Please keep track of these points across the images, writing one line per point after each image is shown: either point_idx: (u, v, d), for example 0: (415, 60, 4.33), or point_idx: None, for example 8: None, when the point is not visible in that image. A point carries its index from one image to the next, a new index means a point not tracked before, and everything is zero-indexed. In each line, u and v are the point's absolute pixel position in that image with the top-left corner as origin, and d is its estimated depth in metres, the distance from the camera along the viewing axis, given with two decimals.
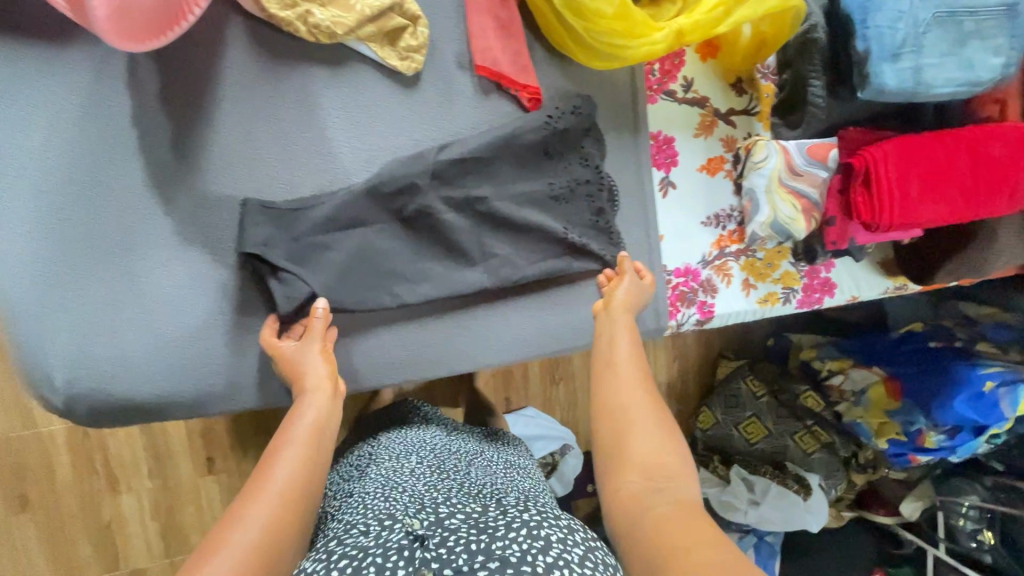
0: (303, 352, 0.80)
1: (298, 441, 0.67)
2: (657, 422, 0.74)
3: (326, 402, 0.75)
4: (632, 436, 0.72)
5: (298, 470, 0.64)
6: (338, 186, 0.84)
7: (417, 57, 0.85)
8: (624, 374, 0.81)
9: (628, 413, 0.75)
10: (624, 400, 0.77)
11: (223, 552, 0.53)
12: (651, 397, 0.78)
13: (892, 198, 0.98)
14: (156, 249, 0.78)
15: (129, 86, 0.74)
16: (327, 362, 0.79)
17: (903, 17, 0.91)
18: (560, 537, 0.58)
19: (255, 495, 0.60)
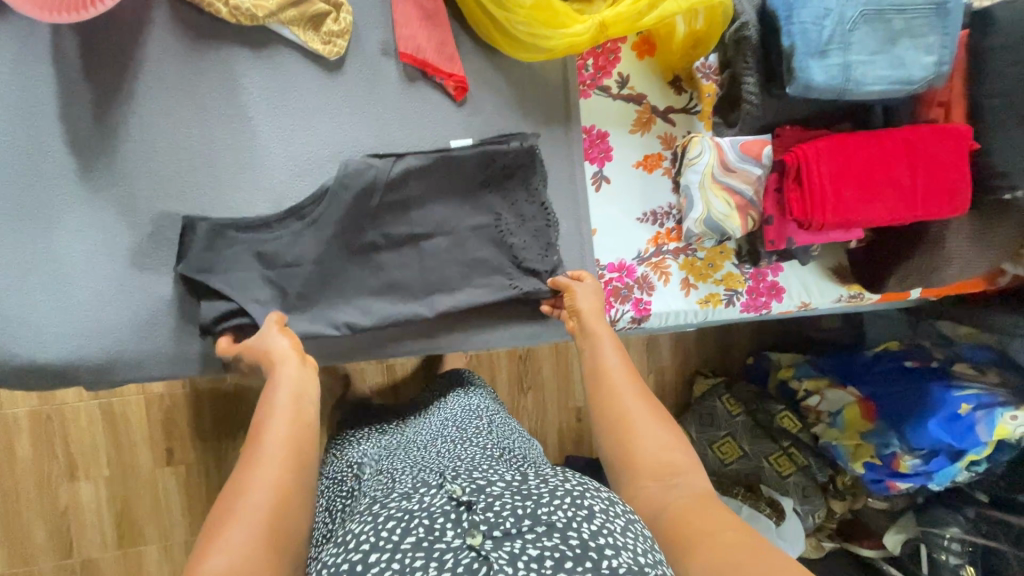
0: (271, 339, 0.77)
1: (289, 431, 0.63)
2: (656, 418, 0.72)
3: (301, 378, 0.70)
4: (637, 437, 0.70)
5: (279, 478, 0.58)
6: (257, 163, 0.87)
7: (339, 42, 0.87)
8: (615, 381, 0.77)
9: (627, 416, 0.72)
10: (625, 400, 0.74)
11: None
12: (649, 396, 0.75)
13: (822, 197, 0.96)
14: (68, 213, 0.80)
15: (52, 57, 0.77)
16: (289, 338, 0.77)
17: (828, 14, 0.92)
18: (603, 506, 0.58)
19: (230, 517, 0.55)
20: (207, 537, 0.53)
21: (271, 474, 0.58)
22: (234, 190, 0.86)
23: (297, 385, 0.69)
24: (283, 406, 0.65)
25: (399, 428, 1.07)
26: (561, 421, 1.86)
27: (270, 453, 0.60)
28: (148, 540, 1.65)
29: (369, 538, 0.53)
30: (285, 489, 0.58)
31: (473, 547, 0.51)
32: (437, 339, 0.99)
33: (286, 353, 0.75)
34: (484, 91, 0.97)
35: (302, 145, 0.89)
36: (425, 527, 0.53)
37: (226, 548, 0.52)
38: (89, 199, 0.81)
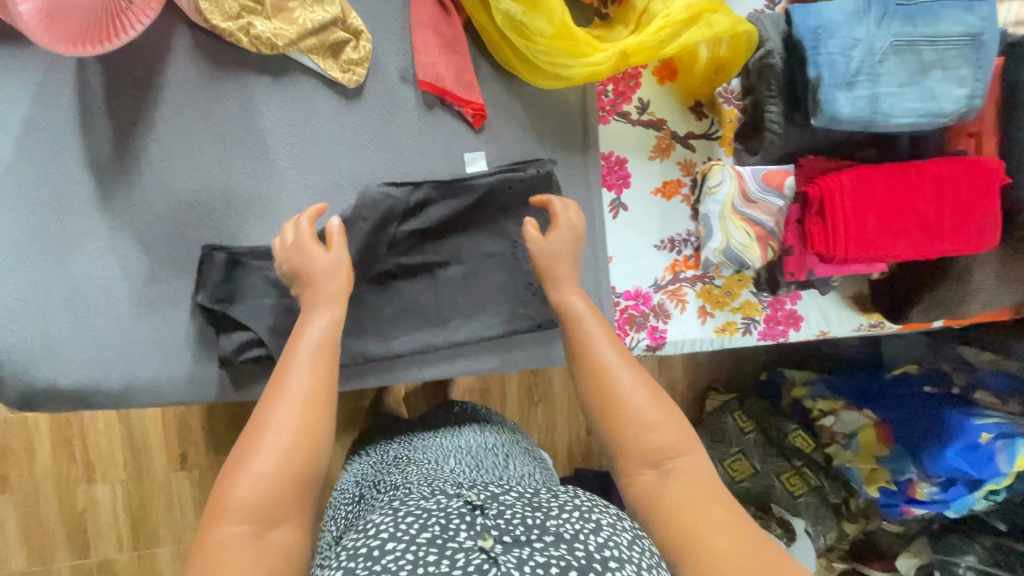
0: (316, 258, 0.76)
1: (313, 377, 0.65)
2: (649, 393, 0.68)
3: (332, 326, 0.72)
4: (627, 418, 0.66)
5: (300, 419, 0.62)
6: (275, 191, 0.87)
7: (358, 70, 0.87)
8: (602, 359, 0.71)
9: (615, 389, 0.68)
10: (611, 377, 0.69)
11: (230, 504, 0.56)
12: (639, 367, 0.71)
13: (846, 230, 0.94)
14: (90, 242, 0.80)
15: (76, 88, 0.78)
16: (342, 270, 0.77)
17: (857, 45, 0.89)
18: (610, 522, 0.58)
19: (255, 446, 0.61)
20: (234, 463, 0.59)
21: (292, 417, 0.62)
22: (250, 219, 0.86)
23: (330, 328, 0.71)
24: (311, 347, 0.68)
25: (409, 441, 1.06)
26: (571, 434, 1.85)
27: (293, 396, 0.63)
28: (162, 542, 1.68)
29: (388, 529, 0.54)
30: (304, 431, 0.62)
31: (484, 549, 0.51)
32: (449, 366, 0.98)
33: (334, 293, 0.74)
34: (502, 118, 0.96)
35: (319, 173, 0.89)
36: (440, 526, 0.53)
37: (251, 478, 0.58)
38: (109, 227, 0.81)
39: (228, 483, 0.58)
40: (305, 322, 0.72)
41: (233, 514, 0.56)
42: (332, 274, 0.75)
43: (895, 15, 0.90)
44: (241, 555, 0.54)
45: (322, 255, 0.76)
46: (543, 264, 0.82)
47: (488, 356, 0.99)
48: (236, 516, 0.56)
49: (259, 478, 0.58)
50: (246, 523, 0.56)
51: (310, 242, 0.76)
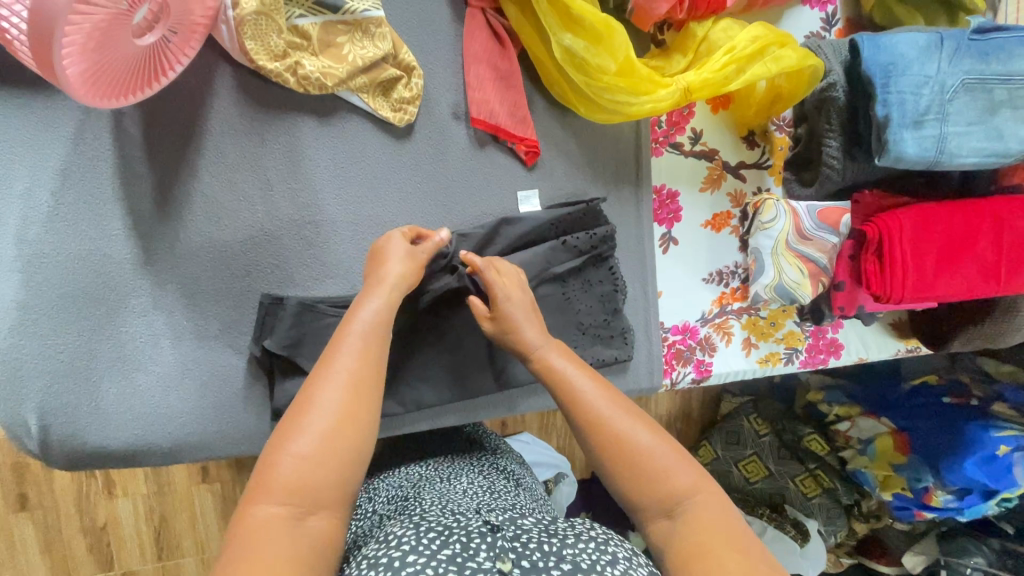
0: (392, 244, 0.74)
1: (361, 359, 0.60)
2: (652, 436, 0.61)
3: (386, 306, 0.67)
4: (634, 466, 0.59)
5: (347, 401, 0.57)
6: (324, 238, 0.82)
7: (410, 109, 0.82)
8: (593, 407, 0.63)
9: (617, 436, 0.60)
10: (608, 418, 0.61)
11: (264, 489, 0.52)
12: (635, 408, 0.63)
13: (905, 273, 0.92)
14: (136, 298, 0.76)
15: (114, 136, 0.73)
16: (407, 265, 0.72)
17: (928, 83, 0.86)
18: (626, 555, 0.58)
19: (297, 420, 0.55)
20: (275, 443, 0.54)
21: (338, 398, 0.57)
22: (299, 268, 0.82)
23: (384, 310, 0.66)
24: (365, 328, 0.63)
25: (422, 462, 0.94)
26: None
27: (341, 375, 0.58)
28: (186, 553, 1.65)
29: (409, 541, 0.53)
30: (351, 416, 0.56)
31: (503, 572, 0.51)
32: (498, 408, 0.96)
33: (392, 281, 0.69)
34: (554, 153, 0.92)
35: (369, 218, 0.84)
36: (461, 544, 0.53)
37: (291, 456, 0.53)
38: (153, 282, 0.77)
39: (268, 465, 0.53)
40: (357, 304, 0.66)
41: (276, 495, 0.52)
42: (391, 267, 0.70)
43: (967, 51, 0.87)
44: (279, 539, 0.50)
45: (402, 246, 0.74)
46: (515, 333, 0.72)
47: (539, 394, 0.98)
48: (278, 495, 0.52)
49: (305, 460, 0.53)
50: (289, 504, 0.52)
51: (401, 246, 0.73)
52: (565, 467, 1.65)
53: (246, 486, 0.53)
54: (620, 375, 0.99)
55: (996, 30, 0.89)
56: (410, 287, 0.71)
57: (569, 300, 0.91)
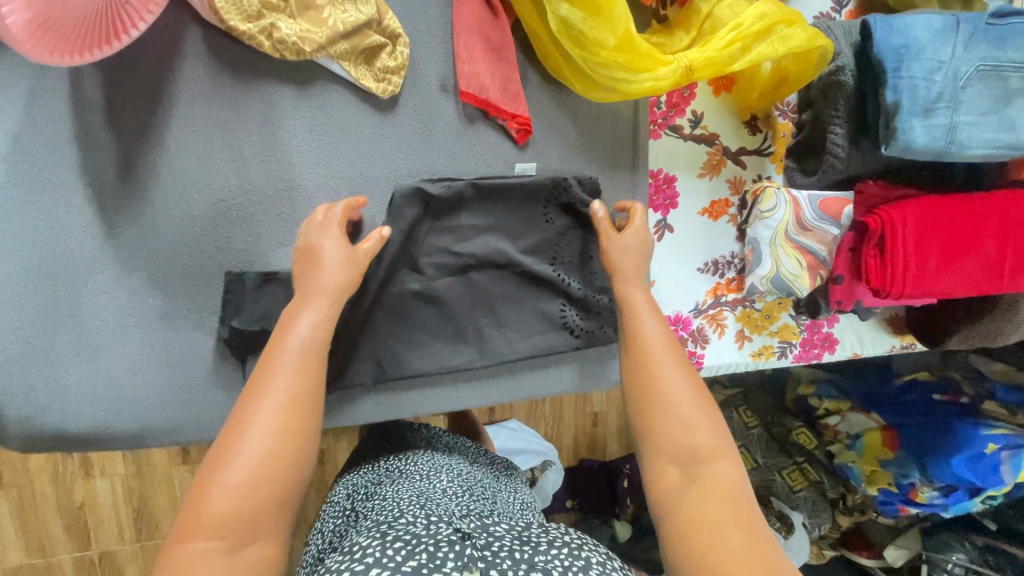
0: (328, 248, 0.68)
1: (297, 380, 0.58)
2: (694, 394, 0.67)
3: (325, 322, 0.63)
4: (666, 409, 0.65)
5: (281, 424, 0.55)
6: (300, 216, 0.78)
7: (394, 80, 0.77)
8: (648, 351, 0.71)
9: (658, 383, 0.68)
10: (660, 367, 0.68)
11: (194, 527, 0.50)
12: (688, 368, 0.69)
13: (907, 268, 0.89)
14: (95, 275, 0.71)
15: (70, 99, 0.68)
16: (346, 274, 0.67)
17: (941, 68, 0.82)
18: (600, 560, 0.57)
19: (231, 440, 0.54)
20: (208, 469, 0.52)
21: (273, 423, 0.55)
22: (274, 247, 0.77)
23: (323, 326, 0.63)
24: (302, 348, 0.60)
25: (396, 458, 0.92)
26: (578, 424, 1.87)
27: (275, 398, 0.56)
28: (165, 534, 1.62)
29: (374, 553, 0.53)
30: (284, 435, 0.55)
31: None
32: (482, 396, 0.93)
33: (332, 290, 0.65)
34: (548, 132, 0.87)
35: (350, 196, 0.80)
36: (427, 555, 0.53)
37: (223, 488, 0.51)
38: (116, 258, 0.72)
39: (198, 496, 0.51)
40: (297, 308, 0.64)
41: (206, 531, 0.50)
42: (330, 278, 0.66)
43: (984, 36, 0.83)
44: (210, 575, 0.49)
45: (336, 245, 0.68)
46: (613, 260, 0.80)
47: (523, 380, 0.94)
48: (208, 529, 0.50)
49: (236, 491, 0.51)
50: (217, 538, 0.50)
51: (333, 250, 0.67)
52: (552, 455, 1.63)
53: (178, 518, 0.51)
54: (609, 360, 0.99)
55: (1014, 15, 0.84)
56: (348, 291, 0.67)
57: (556, 274, 0.91)
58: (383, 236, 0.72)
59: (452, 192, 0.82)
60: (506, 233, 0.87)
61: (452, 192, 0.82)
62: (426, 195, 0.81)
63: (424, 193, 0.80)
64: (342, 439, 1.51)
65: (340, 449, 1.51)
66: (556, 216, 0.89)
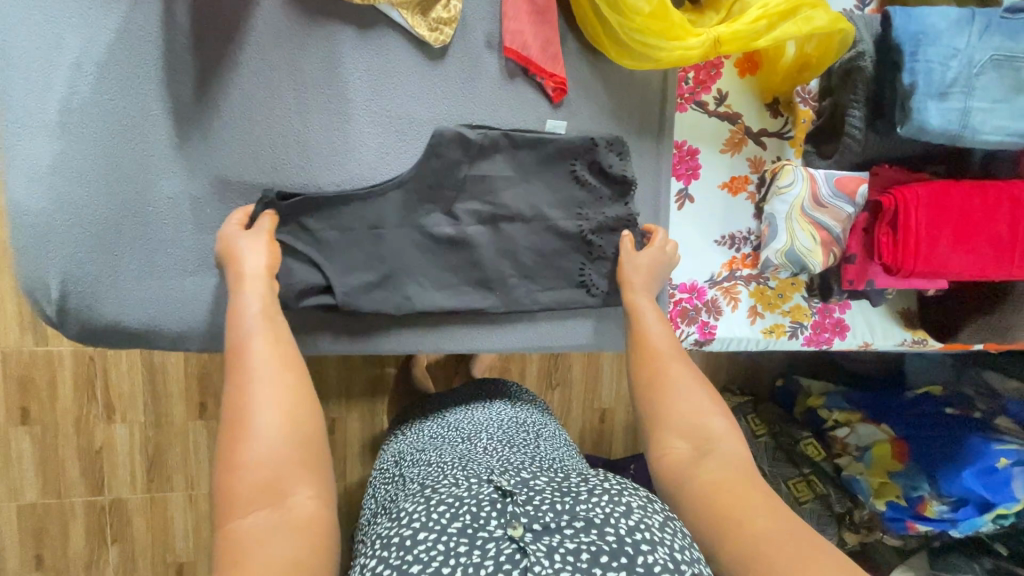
0: (241, 243, 0.75)
1: (276, 353, 0.63)
2: (699, 387, 0.73)
3: (267, 296, 0.70)
4: (669, 397, 0.72)
5: (283, 394, 0.59)
6: (350, 147, 0.85)
7: (446, 31, 0.85)
8: (658, 347, 0.78)
9: (660, 375, 0.74)
10: (669, 364, 0.75)
11: (239, 504, 0.53)
12: (691, 364, 0.76)
13: (918, 246, 0.93)
14: (163, 181, 0.79)
15: (160, 18, 0.76)
16: (267, 256, 0.74)
17: (957, 55, 0.87)
18: (641, 504, 0.60)
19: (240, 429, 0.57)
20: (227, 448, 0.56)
21: (273, 393, 0.59)
22: (323, 173, 0.85)
23: (263, 300, 0.69)
24: (256, 324, 0.66)
25: (442, 419, 1.05)
26: (585, 418, 1.88)
27: (261, 372, 0.61)
28: (174, 486, 1.63)
29: (421, 519, 0.57)
30: (291, 405, 0.59)
31: (513, 538, 0.53)
32: (501, 340, 0.97)
33: (259, 273, 0.72)
34: (581, 95, 0.94)
35: (395, 134, 0.87)
36: (470, 515, 0.56)
37: (251, 461, 0.55)
38: (183, 167, 0.79)
39: (228, 470, 0.54)
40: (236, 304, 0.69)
41: (250, 499, 0.53)
42: (258, 271, 0.72)
43: (998, 29, 0.88)
44: (268, 541, 0.51)
45: (248, 239, 0.76)
46: (626, 274, 0.92)
47: (540, 328, 0.99)
48: (252, 497, 0.53)
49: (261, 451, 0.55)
50: (264, 501, 0.53)
51: (251, 245, 0.75)
52: None
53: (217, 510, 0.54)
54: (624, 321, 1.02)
55: None
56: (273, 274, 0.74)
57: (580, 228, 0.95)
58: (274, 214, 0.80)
59: (488, 139, 0.88)
60: (537, 185, 0.93)
61: (487, 140, 0.88)
62: (466, 141, 0.87)
63: (463, 138, 0.87)
64: (355, 408, 1.54)
65: (352, 420, 1.55)
66: (586, 175, 0.94)
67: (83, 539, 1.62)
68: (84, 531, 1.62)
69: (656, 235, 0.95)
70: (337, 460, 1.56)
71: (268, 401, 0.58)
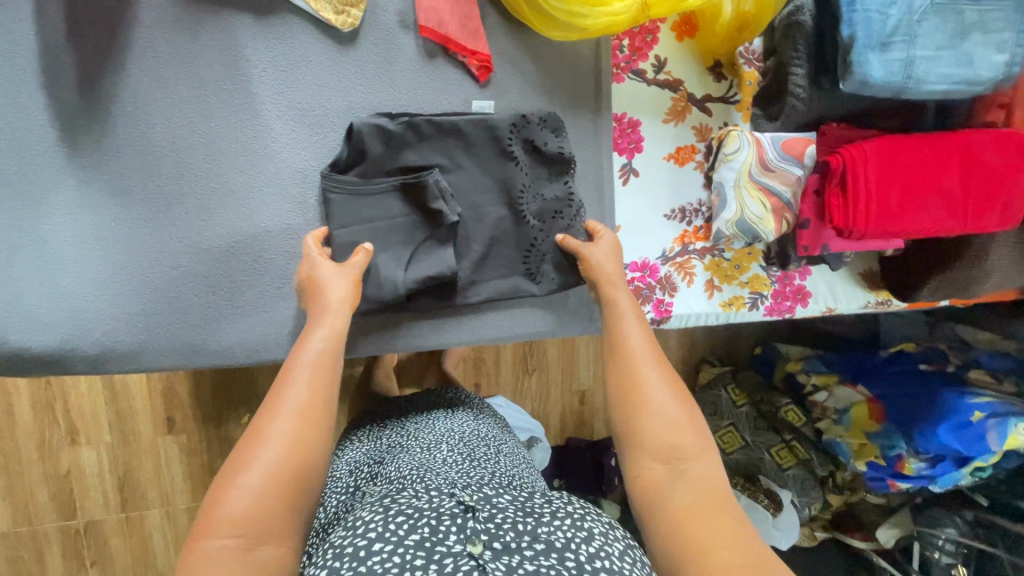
0: (324, 270, 0.76)
1: (311, 390, 0.61)
2: (674, 403, 0.68)
3: (334, 336, 0.69)
4: (647, 415, 0.67)
5: (297, 432, 0.58)
6: (261, 144, 0.80)
7: (353, 12, 0.80)
8: (634, 351, 0.74)
9: (642, 384, 0.70)
10: (642, 372, 0.71)
11: (213, 527, 0.52)
12: (678, 383, 0.71)
13: (868, 204, 0.90)
14: (59, 197, 0.74)
15: (36, 20, 0.71)
16: (350, 288, 0.75)
17: (896, 2, 0.82)
18: (602, 530, 0.57)
19: (249, 452, 0.56)
20: (230, 469, 0.55)
21: (288, 430, 0.58)
22: (234, 175, 0.79)
23: (332, 340, 0.67)
24: (315, 358, 0.65)
25: (402, 427, 1.01)
26: (565, 401, 1.86)
27: (289, 408, 0.59)
28: (150, 504, 1.56)
29: (377, 527, 0.53)
30: (299, 445, 0.57)
31: (473, 556, 0.51)
32: (449, 337, 0.92)
33: (336, 302, 0.72)
34: (508, 71, 0.89)
35: (309, 127, 0.82)
36: (429, 528, 0.53)
37: (241, 491, 0.53)
38: (78, 179, 0.74)
39: (215, 499, 0.53)
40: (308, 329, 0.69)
41: (222, 528, 0.52)
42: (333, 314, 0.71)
43: None
44: (224, 573, 0.49)
45: (333, 268, 0.77)
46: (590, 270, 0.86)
47: (487, 322, 0.93)
48: (225, 529, 0.51)
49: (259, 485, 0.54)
50: (235, 537, 0.52)
51: (334, 271, 0.76)
52: (538, 432, 1.64)
53: (195, 522, 0.53)
54: (574, 305, 0.98)
55: None
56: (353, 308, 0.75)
57: (519, 209, 0.90)
58: (370, 248, 0.80)
59: (409, 128, 0.83)
60: (469, 170, 0.88)
61: (409, 126, 0.83)
62: (385, 133, 0.82)
63: (383, 130, 0.81)
64: None
65: None
66: (519, 154, 0.89)
67: (61, 567, 1.56)
68: (61, 559, 1.55)
69: (603, 231, 0.89)
70: None
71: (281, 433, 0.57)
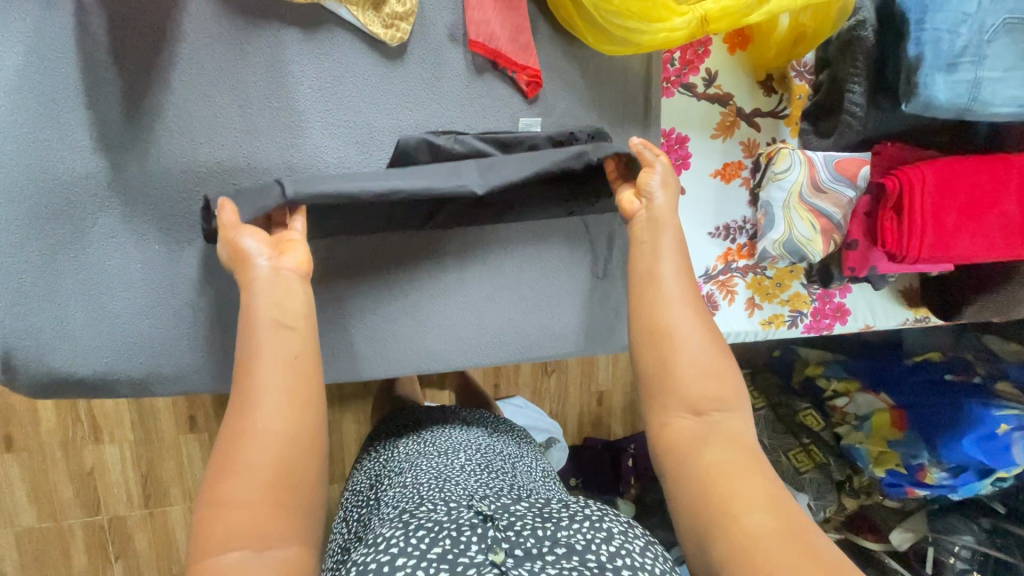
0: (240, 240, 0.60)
1: (283, 376, 0.54)
2: (707, 348, 0.62)
3: (278, 299, 0.57)
4: (674, 369, 0.61)
5: (287, 415, 0.53)
6: (306, 164, 0.78)
7: (403, 26, 0.76)
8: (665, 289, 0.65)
9: (675, 331, 0.62)
10: (673, 318, 0.63)
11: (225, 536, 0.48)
12: (715, 330, 0.63)
13: (924, 230, 0.88)
14: (100, 221, 0.71)
15: (77, 35, 0.68)
16: (256, 235, 0.61)
17: (968, 20, 0.78)
18: (622, 529, 0.55)
19: (228, 463, 0.50)
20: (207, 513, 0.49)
21: (276, 428, 0.52)
22: None
23: (273, 295, 0.57)
24: (266, 329, 0.55)
25: (418, 437, 0.99)
26: (583, 402, 1.85)
27: (260, 400, 0.52)
28: (173, 500, 1.57)
29: (398, 543, 0.52)
30: (287, 448, 0.52)
31: (495, 564, 0.50)
32: (492, 356, 0.90)
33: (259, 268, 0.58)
34: (557, 86, 0.86)
35: (356, 145, 0.79)
36: (450, 540, 0.52)
37: (240, 499, 0.49)
38: (119, 202, 0.72)
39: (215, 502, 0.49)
40: (237, 431, 0.52)
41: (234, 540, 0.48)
42: (272, 417, 0.52)
43: None
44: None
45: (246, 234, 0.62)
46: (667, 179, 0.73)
47: (527, 343, 0.91)
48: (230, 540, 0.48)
49: None
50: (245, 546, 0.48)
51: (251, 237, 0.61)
52: (558, 434, 1.64)
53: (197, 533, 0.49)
54: (612, 326, 0.96)
55: None
56: (288, 260, 0.60)
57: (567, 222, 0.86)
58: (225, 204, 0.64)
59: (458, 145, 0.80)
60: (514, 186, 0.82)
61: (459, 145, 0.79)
62: (433, 148, 0.78)
63: (432, 148, 0.78)
64: (348, 410, 1.48)
65: (346, 424, 1.48)
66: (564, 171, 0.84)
67: (86, 562, 1.57)
68: (86, 554, 1.57)
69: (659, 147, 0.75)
70: (335, 466, 1.50)
71: (269, 435, 0.51)
